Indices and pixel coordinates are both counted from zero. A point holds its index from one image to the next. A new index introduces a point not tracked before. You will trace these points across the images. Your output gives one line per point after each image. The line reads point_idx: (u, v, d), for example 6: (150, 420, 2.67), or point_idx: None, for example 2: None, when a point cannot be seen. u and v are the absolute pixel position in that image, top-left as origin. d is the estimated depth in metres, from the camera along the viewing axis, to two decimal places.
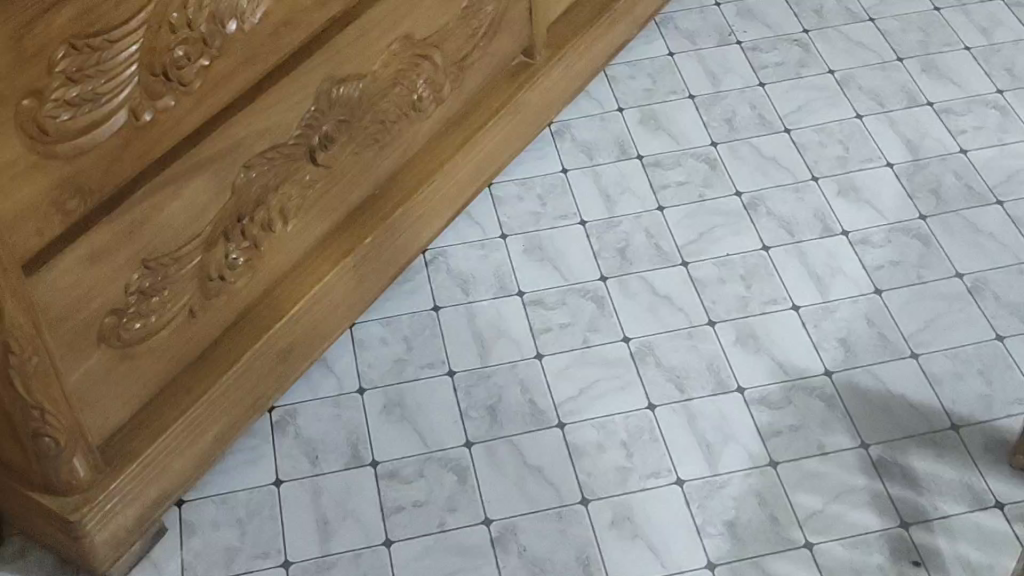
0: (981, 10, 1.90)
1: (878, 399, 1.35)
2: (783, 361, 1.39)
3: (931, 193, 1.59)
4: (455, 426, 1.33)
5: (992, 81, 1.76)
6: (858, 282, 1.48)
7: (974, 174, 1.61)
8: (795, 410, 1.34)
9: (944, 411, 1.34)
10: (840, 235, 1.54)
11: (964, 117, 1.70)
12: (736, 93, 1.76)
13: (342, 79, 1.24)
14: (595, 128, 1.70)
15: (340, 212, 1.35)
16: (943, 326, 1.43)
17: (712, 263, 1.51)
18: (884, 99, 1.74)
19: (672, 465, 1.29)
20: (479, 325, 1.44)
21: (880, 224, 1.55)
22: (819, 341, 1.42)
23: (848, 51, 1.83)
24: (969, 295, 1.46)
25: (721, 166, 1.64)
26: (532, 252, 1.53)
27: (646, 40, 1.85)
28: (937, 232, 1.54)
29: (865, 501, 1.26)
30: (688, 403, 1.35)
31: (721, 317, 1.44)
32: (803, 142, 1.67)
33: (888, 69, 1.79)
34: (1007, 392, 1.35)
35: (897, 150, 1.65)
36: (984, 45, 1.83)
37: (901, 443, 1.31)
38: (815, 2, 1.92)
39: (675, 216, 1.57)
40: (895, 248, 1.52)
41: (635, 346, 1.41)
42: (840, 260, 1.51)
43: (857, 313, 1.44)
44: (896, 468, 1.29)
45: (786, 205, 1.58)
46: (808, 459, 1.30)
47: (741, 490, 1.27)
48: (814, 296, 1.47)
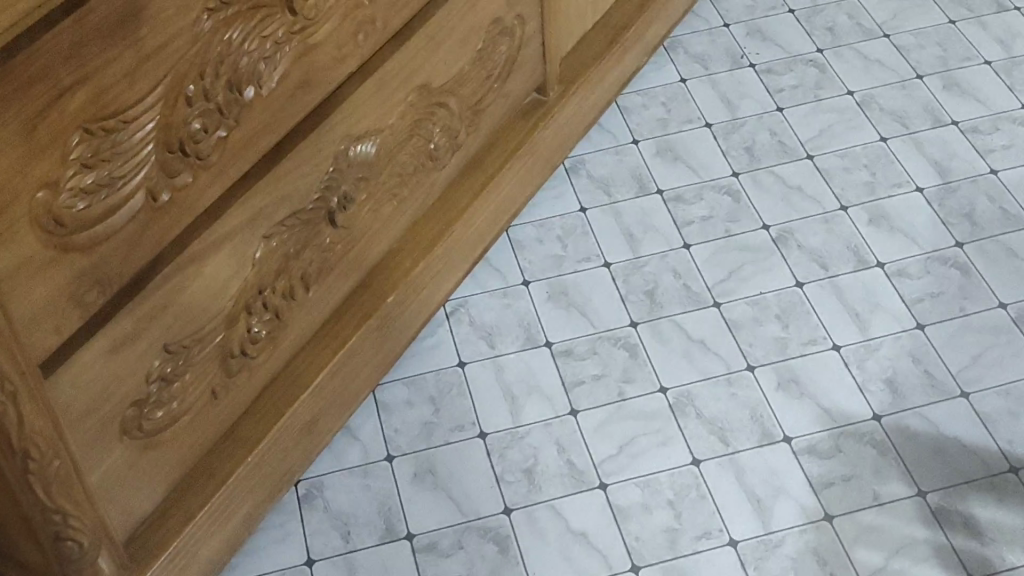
0: (998, 21, 1.85)
1: (932, 444, 1.30)
2: (828, 406, 1.33)
3: (965, 218, 1.54)
4: (492, 492, 1.27)
5: (1016, 96, 1.71)
6: (899, 317, 1.42)
7: (1007, 196, 1.56)
8: (846, 458, 1.29)
9: (1001, 453, 1.29)
10: (875, 267, 1.48)
11: (991, 136, 1.65)
12: (754, 119, 1.70)
13: (360, 136, 1.17)
14: (611, 163, 1.64)
15: (360, 271, 1.28)
16: (992, 361, 1.37)
17: (746, 302, 1.45)
18: (907, 120, 1.68)
19: (723, 525, 1.23)
20: (508, 381, 1.37)
21: (915, 253, 1.50)
22: (864, 383, 1.36)
23: (865, 70, 1.77)
24: (1015, 326, 1.41)
25: (746, 198, 1.58)
26: (556, 299, 1.46)
27: (656, 67, 1.79)
28: (975, 260, 1.48)
29: (927, 555, 1.20)
30: (734, 455, 1.29)
31: (761, 360, 1.38)
32: (828, 169, 1.61)
33: (909, 88, 1.73)
34: None
35: (925, 173, 1.60)
36: (1005, 58, 1.77)
37: (960, 489, 1.26)
38: (826, 19, 1.87)
39: (703, 254, 1.51)
40: (934, 279, 1.46)
41: (673, 396, 1.35)
42: (878, 293, 1.45)
43: (901, 351, 1.39)
44: (957, 517, 1.23)
45: (817, 238, 1.52)
46: (865, 511, 1.24)
47: (798, 549, 1.21)
48: (855, 334, 1.41)
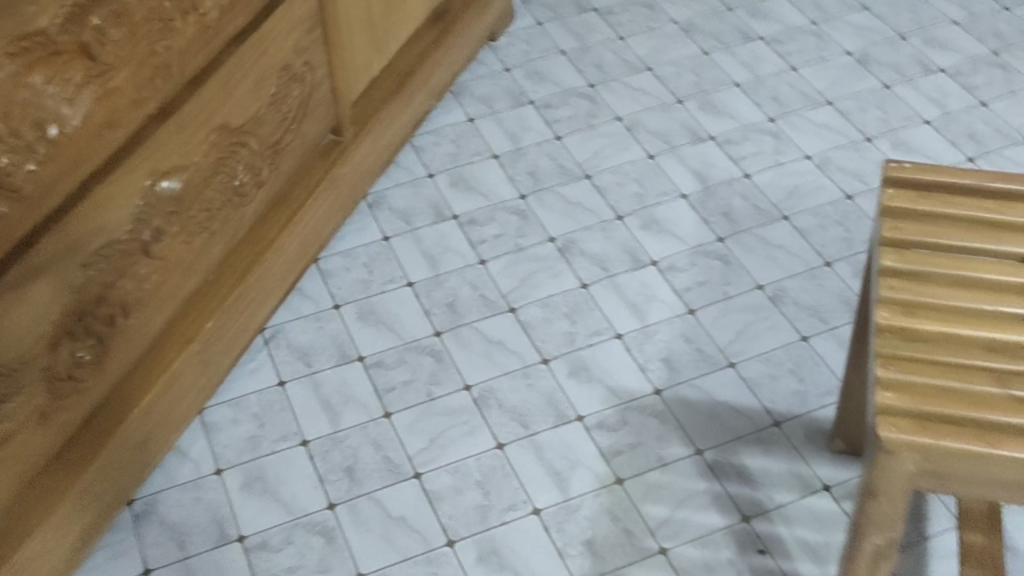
0: (744, 49, 2.08)
1: (706, 408, 1.47)
2: (614, 386, 1.49)
3: (724, 217, 1.73)
4: (316, 490, 1.38)
5: (764, 111, 1.93)
6: (671, 305, 1.60)
7: (759, 195, 1.77)
8: (631, 429, 1.44)
9: (765, 410, 1.46)
10: (649, 265, 1.66)
11: (743, 145, 1.86)
12: (536, 148, 1.87)
13: (166, 172, 1.28)
14: (409, 196, 1.79)
15: (177, 300, 1.39)
16: (753, 334, 1.55)
17: (537, 305, 1.61)
18: (670, 138, 1.89)
19: (527, 496, 1.37)
20: (326, 393, 1.49)
21: (683, 250, 1.68)
22: (644, 363, 1.52)
23: (631, 99, 1.97)
24: (771, 304, 1.60)
25: (532, 216, 1.75)
26: (365, 318, 1.59)
27: (445, 110, 1.96)
28: (735, 251, 1.68)
29: (706, 503, 1.36)
30: (533, 437, 1.43)
31: (553, 353, 1.54)
32: (603, 185, 1.80)
33: (670, 111, 1.94)
34: (818, 386, 1.49)
35: (688, 182, 1.80)
36: (752, 79, 2.00)
37: (731, 445, 1.42)
38: (594, 58, 2.07)
39: (496, 267, 1.66)
40: (700, 270, 1.65)
41: (477, 392, 1.49)
42: (652, 287, 1.63)
43: (674, 334, 1.56)
44: (730, 467, 1.40)
45: (596, 244, 1.70)
46: (651, 472, 1.39)
47: (594, 510, 1.35)
48: (634, 323, 1.58)
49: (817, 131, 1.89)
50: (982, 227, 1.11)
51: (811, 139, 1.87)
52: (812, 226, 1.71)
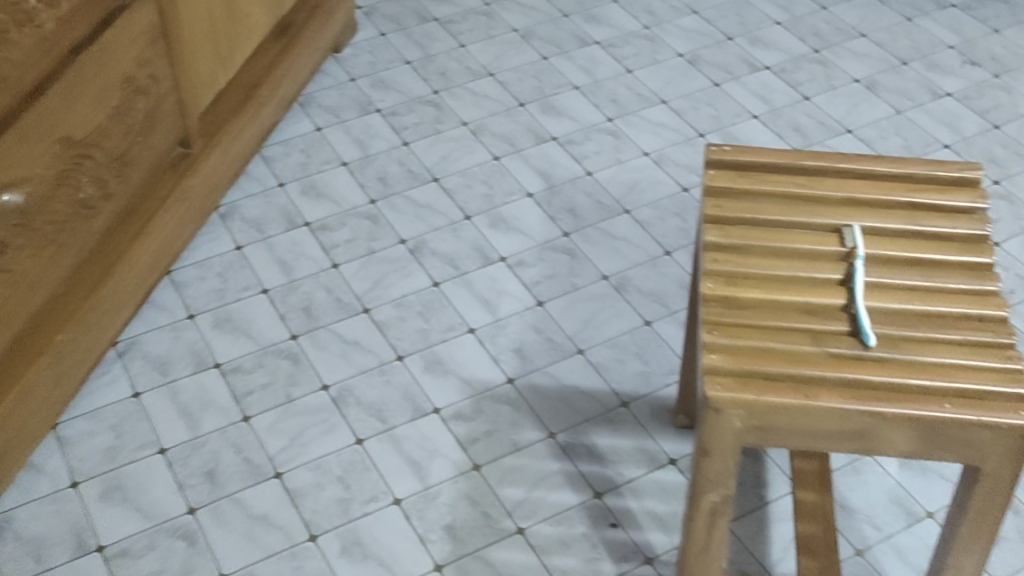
0: (582, 54, 2.17)
1: (557, 393, 1.53)
2: (469, 378, 1.54)
3: (568, 213, 1.80)
4: (177, 495, 1.39)
5: (602, 111, 2.02)
6: (521, 298, 1.66)
7: (601, 191, 1.85)
8: (486, 417, 1.49)
9: (613, 393, 1.53)
10: (498, 261, 1.72)
11: (584, 145, 1.94)
12: (384, 155, 1.92)
13: (8, 186, 1.29)
14: (261, 206, 1.81)
15: (25, 314, 1.39)
16: (599, 322, 1.62)
17: (390, 305, 1.65)
18: (514, 140, 1.95)
19: (387, 487, 1.41)
20: (184, 400, 1.50)
21: (531, 246, 1.74)
22: (497, 354, 1.58)
23: (475, 104, 2.04)
24: (616, 292, 1.67)
25: (383, 220, 1.79)
26: (221, 325, 1.61)
27: (293, 120, 1.98)
28: (580, 245, 1.75)
29: (560, 482, 1.42)
30: (391, 430, 1.47)
31: (407, 350, 1.58)
32: (451, 187, 1.85)
33: (513, 114, 2.01)
34: (662, 367, 1.56)
35: (533, 181, 1.86)
36: (590, 82, 2.09)
37: (582, 426, 1.49)
38: (438, 66, 2.13)
39: (349, 270, 1.70)
40: (547, 264, 1.72)
41: (334, 391, 1.52)
42: (501, 282, 1.69)
43: (525, 325, 1.62)
44: (582, 448, 1.46)
45: (447, 244, 1.75)
46: (506, 457, 1.44)
47: (453, 496, 1.40)
48: (486, 317, 1.63)
49: (653, 129, 1.98)
50: (797, 201, 1.18)
51: (648, 137, 1.96)
52: (652, 217, 1.80)
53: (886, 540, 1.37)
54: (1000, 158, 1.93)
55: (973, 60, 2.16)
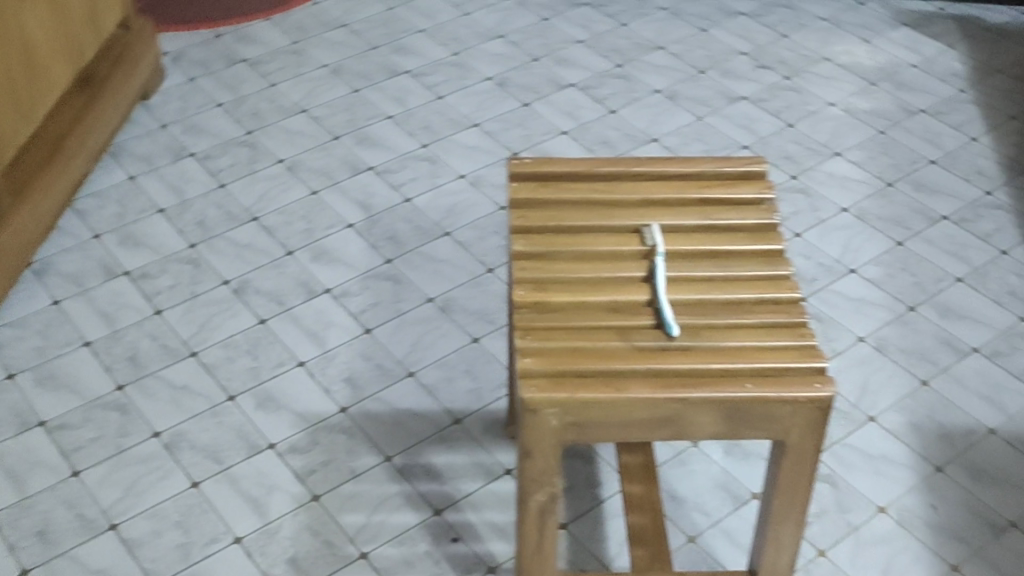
0: (392, 84, 2.21)
1: (390, 417, 1.55)
2: (302, 411, 1.55)
3: (390, 240, 1.84)
4: (9, 559, 1.36)
5: (416, 139, 2.06)
6: (348, 327, 1.68)
7: (421, 216, 1.89)
8: (322, 447, 1.50)
9: (446, 411, 1.56)
10: (323, 293, 1.74)
11: (400, 173, 1.98)
12: (202, 198, 1.91)
13: None
14: (77, 259, 1.78)
15: None
16: (427, 344, 1.66)
17: (218, 346, 1.64)
18: (331, 173, 1.98)
19: (227, 527, 1.40)
20: (10, 462, 1.47)
21: (355, 275, 1.77)
22: (328, 385, 1.59)
23: (290, 141, 2.05)
24: (442, 313, 1.71)
25: (204, 263, 1.79)
26: (44, 382, 1.58)
27: (105, 171, 1.96)
28: (403, 270, 1.78)
29: (399, 503, 1.43)
30: (227, 471, 1.47)
31: (238, 390, 1.58)
32: (271, 225, 1.86)
33: (328, 149, 2.03)
34: (491, 382, 1.60)
35: (353, 213, 1.89)
36: (402, 112, 2.13)
37: (417, 447, 1.51)
38: (250, 106, 2.14)
39: (173, 316, 1.69)
40: (372, 292, 1.74)
41: (166, 438, 1.51)
42: (328, 314, 1.70)
43: (354, 354, 1.64)
44: (418, 468, 1.48)
45: (271, 281, 1.76)
46: (344, 484, 1.46)
47: (294, 528, 1.40)
48: (315, 349, 1.65)
49: (466, 153, 2.03)
50: (598, 206, 1.22)
51: (463, 160, 2.01)
52: (472, 238, 1.84)
53: (715, 525, 1.40)
54: (795, 155, 2.04)
55: (764, 64, 2.29)
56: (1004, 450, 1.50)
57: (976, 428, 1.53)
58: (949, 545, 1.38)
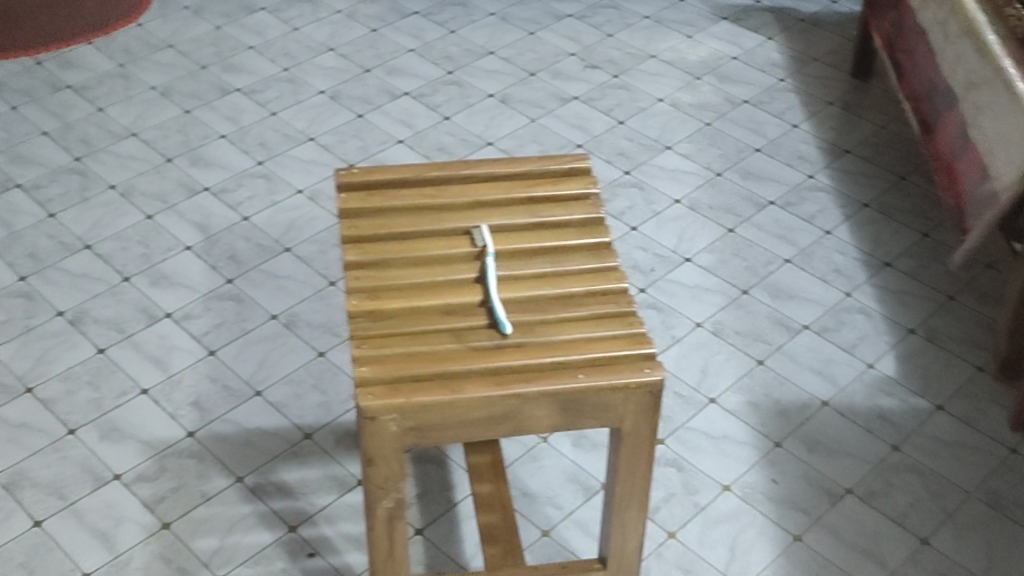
0: (224, 103, 2.19)
1: (239, 438, 1.53)
2: (147, 439, 1.53)
3: (230, 259, 1.82)
4: None
5: (252, 156, 2.05)
6: (192, 351, 1.66)
7: (260, 233, 1.87)
8: (171, 474, 1.48)
9: (296, 427, 1.55)
10: (163, 318, 1.71)
11: (237, 192, 1.96)
12: (31, 230, 1.86)
13: None
14: None
15: None
16: (274, 361, 1.65)
17: (56, 380, 1.60)
18: (166, 196, 1.95)
19: (75, 563, 1.37)
20: None
21: (195, 297, 1.75)
22: (174, 411, 1.57)
23: (122, 166, 2.01)
24: (286, 329, 1.70)
25: (38, 296, 1.74)
26: None
27: None
28: (245, 289, 1.76)
29: (253, 523, 1.42)
30: (73, 506, 1.43)
31: (80, 422, 1.54)
32: (106, 253, 1.82)
33: (162, 171, 2.00)
34: (339, 394, 1.60)
35: (190, 235, 1.86)
36: (236, 130, 2.12)
37: (269, 465, 1.49)
38: (78, 133, 2.09)
39: (8, 352, 1.64)
40: (214, 313, 1.72)
41: (7, 478, 1.46)
42: (170, 339, 1.68)
43: (199, 377, 1.62)
44: (271, 486, 1.47)
45: (108, 309, 1.72)
46: (195, 509, 1.44)
47: (146, 558, 1.37)
48: (158, 375, 1.62)
49: (304, 167, 2.02)
50: (427, 211, 1.24)
51: (300, 175, 2.00)
52: (313, 252, 1.84)
53: (568, 518, 1.43)
54: (627, 151, 2.10)
55: (593, 64, 2.34)
56: (836, 421, 1.57)
57: (810, 402, 1.60)
58: (792, 517, 1.44)
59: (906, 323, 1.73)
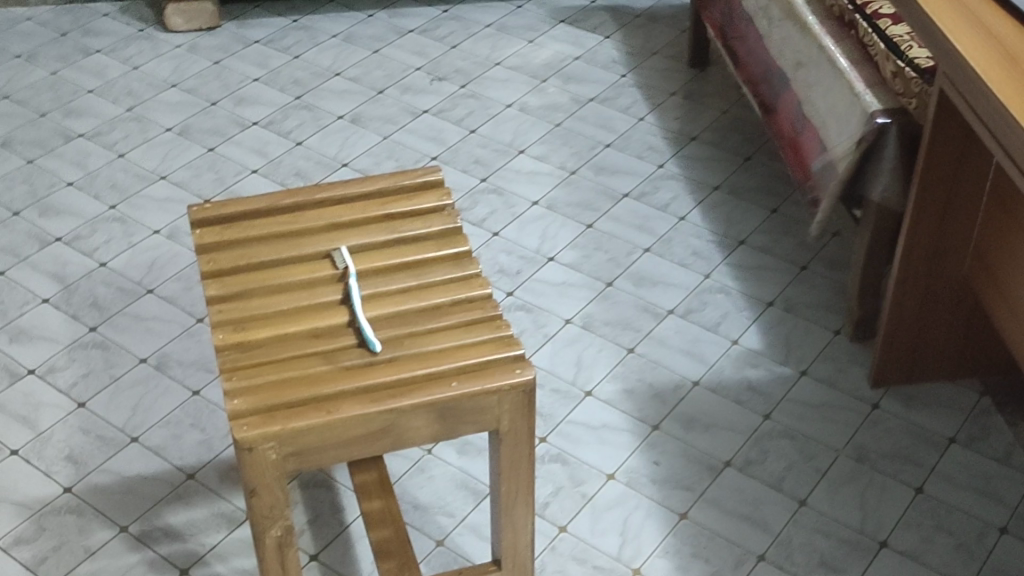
0: (69, 149, 2.14)
1: (119, 487, 1.50)
2: (22, 499, 1.48)
3: (91, 307, 1.78)
4: None
5: (103, 201, 2.01)
6: (60, 404, 1.62)
7: (120, 277, 1.84)
8: (51, 532, 1.44)
9: (177, 469, 1.53)
10: (27, 374, 1.67)
11: (92, 237, 1.92)
12: None
13: None
14: None
15: None
16: (147, 405, 1.62)
17: None
18: (18, 250, 1.89)
19: None
20: None
21: (59, 349, 1.71)
22: (48, 467, 1.53)
23: None
24: (157, 371, 1.67)
25: None
26: None
27: None
28: (110, 335, 1.73)
29: (143, 571, 1.40)
30: None
31: None
32: None
33: (10, 225, 1.95)
34: (219, 431, 1.58)
35: (47, 287, 1.82)
36: (84, 175, 2.07)
37: (153, 510, 1.47)
38: None
39: None
40: (80, 363, 1.68)
41: None
42: (36, 395, 1.63)
43: (70, 430, 1.58)
44: (157, 531, 1.44)
45: None
46: (81, 565, 1.40)
47: None
48: (28, 433, 1.58)
49: (158, 206, 2.00)
50: (286, 238, 1.24)
51: (155, 215, 1.97)
52: (177, 291, 1.81)
53: (461, 524, 1.44)
54: (482, 158, 2.12)
55: (440, 76, 2.36)
56: (710, 398, 1.62)
57: (683, 383, 1.64)
58: (676, 496, 1.48)
59: (765, 297, 1.79)
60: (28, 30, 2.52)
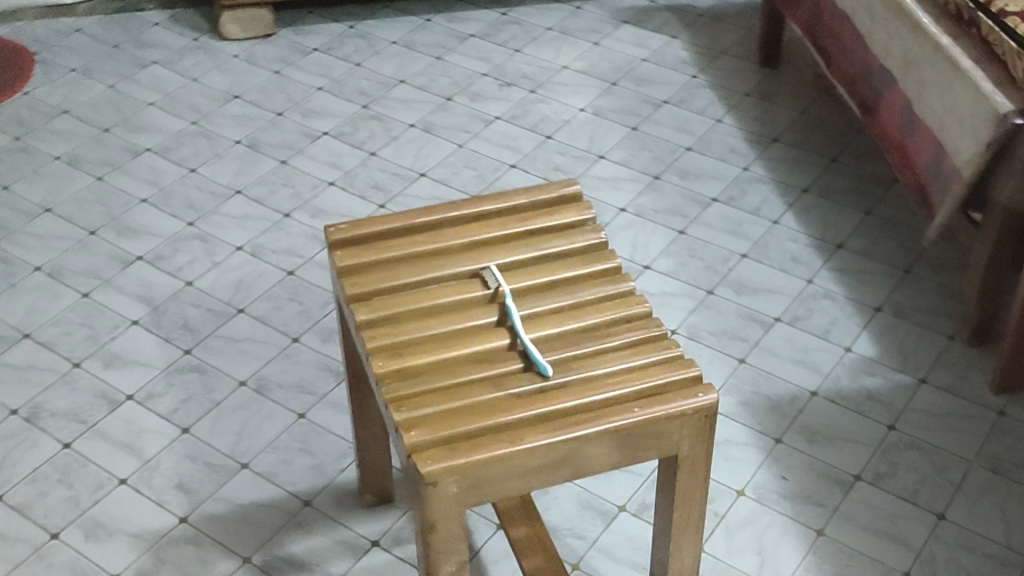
0: (140, 166, 2.10)
1: (235, 515, 1.46)
2: (138, 531, 1.44)
3: (183, 330, 1.74)
4: None
5: (181, 218, 1.96)
6: (164, 431, 1.57)
7: (208, 297, 1.80)
8: (171, 565, 1.40)
9: (292, 495, 1.49)
10: (125, 400, 1.62)
11: (174, 257, 1.88)
12: None
13: None
14: None
15: None
16: (253, 429, 1.58)
17: (24, 484, 1.50)
18: (100, 271, 1.85)
19: None
20: None
21: (155, 374, 1.66)
22: (159, 497, 1.48)
23: (45, 245, 1.90)
24: (259, 395, 1.63)
25: None
26: None
27: None
28: (205, 358, 1.69)
29: None
30: None
31: (60, 525, 1.45)
32: (49, 339, 1.72)
33: (89, 245, 1.90)
34: (330, 455, 1.54)
35: (135, 309, 1.77)
36: (158, 193, 2.03)
37: (273, 539, 1.43)
38: None
39: None
40: (178, 389, 1.64)
41: None
42: (138, 422, 1.59)
43: (177, 457, 1.54)
44: (280, 561, 1.40)
45: (64, 400, 1.62)
46: None
47: None
48: (134, 462, 1.53)
49: (238, 222, 1.95)
50: (429, 257, 1.20)
51: (236, 232, 1.93)
52: (268, 309, 1.77)
53: (593, 546, 1.40)
54: (561, 165, 2.08)
55: (508, 81, 2.32)
56: (830, 408, 1.58)
57: (799, 393, 1.61)
58: (811, 512, 1.44)
59: (872, 302, 1.75)
60: (81, 44, 2.47)
